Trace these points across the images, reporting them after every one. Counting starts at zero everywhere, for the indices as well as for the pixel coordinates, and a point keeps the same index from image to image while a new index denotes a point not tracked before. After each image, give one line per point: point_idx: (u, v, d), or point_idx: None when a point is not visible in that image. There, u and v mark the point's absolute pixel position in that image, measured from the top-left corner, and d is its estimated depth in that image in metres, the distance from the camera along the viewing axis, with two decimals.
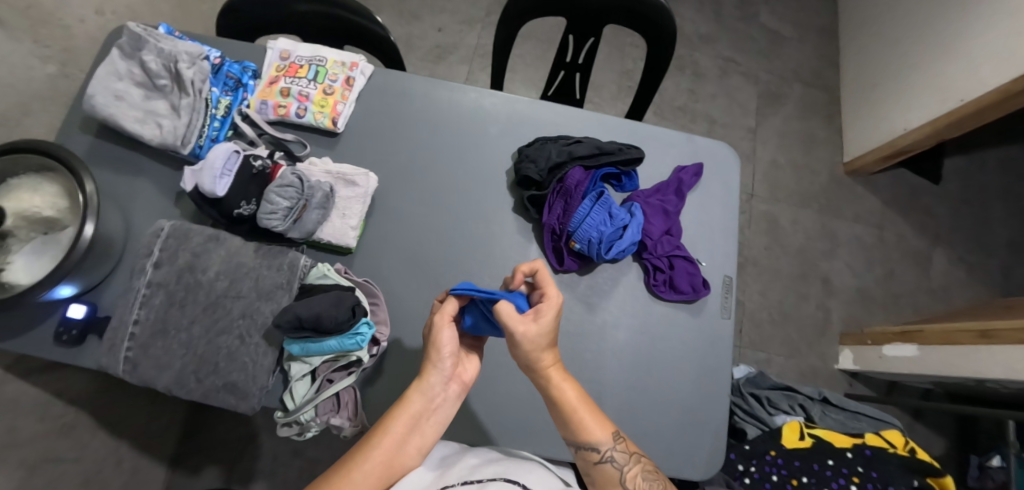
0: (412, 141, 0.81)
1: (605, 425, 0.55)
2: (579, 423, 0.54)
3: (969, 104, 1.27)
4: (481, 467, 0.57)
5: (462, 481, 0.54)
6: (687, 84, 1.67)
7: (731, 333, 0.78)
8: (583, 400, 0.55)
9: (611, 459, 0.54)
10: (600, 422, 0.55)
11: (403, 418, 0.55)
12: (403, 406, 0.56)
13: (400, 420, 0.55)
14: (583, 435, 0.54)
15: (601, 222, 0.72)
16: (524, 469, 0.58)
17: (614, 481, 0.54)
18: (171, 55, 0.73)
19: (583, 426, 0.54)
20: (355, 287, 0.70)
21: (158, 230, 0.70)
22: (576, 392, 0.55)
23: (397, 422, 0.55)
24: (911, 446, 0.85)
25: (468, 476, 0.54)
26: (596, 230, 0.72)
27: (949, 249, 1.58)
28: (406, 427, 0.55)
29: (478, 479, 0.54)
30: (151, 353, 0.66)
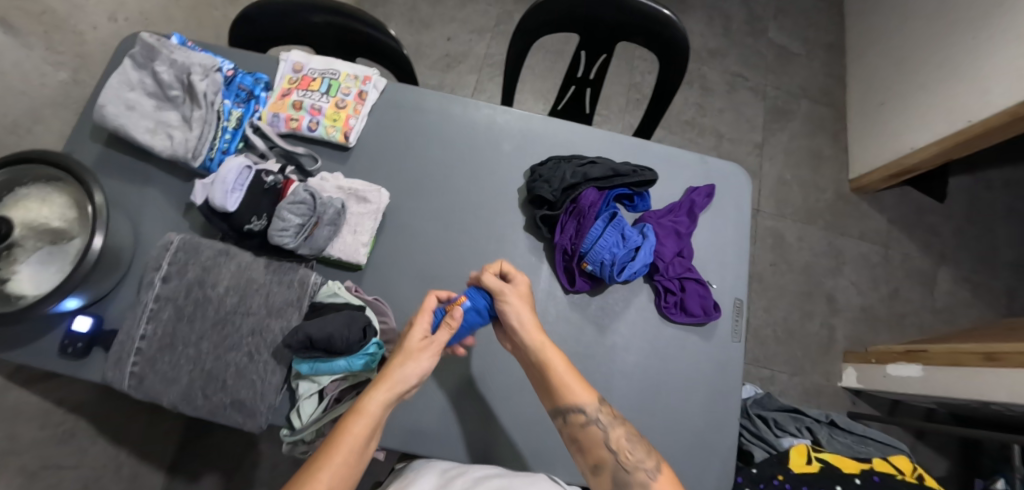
0: (424, 157, 0.80)
1: (587, 389, 0.63)
2: (565, 388, 0.62)
3: (976, 125, 1.28)
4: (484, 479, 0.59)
5: None
6: (694, 99, 1.67)
7: (740, 357, 0.77)
8: (566, 367, 0.63)
9: (596, 420, 0.62)
10: (585, 388, 0.63)
11: (362, 426, 0.56)
12: (360, 411, 0.57)
13: (361, 425, 0.56)
14: (570, 398, 0.61)
15: (614, 243, 0.72)
16: (528, 480, 0.61)
17: (598, 442, 0.61)
18: (183, 66, 0.74)
19: (567, 392, 0.62)
20: (366, 305, 0.69)
21: (167, 243, 0.69)
22: (561, 365, 0.63)
23: (356, 431, 0.56)
24: (919, 473, 0.85)
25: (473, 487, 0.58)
26: (608, 252, 0.71)
27: (954, 269, 1.58)
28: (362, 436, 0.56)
29: None
30: (159, 367, 0.66)
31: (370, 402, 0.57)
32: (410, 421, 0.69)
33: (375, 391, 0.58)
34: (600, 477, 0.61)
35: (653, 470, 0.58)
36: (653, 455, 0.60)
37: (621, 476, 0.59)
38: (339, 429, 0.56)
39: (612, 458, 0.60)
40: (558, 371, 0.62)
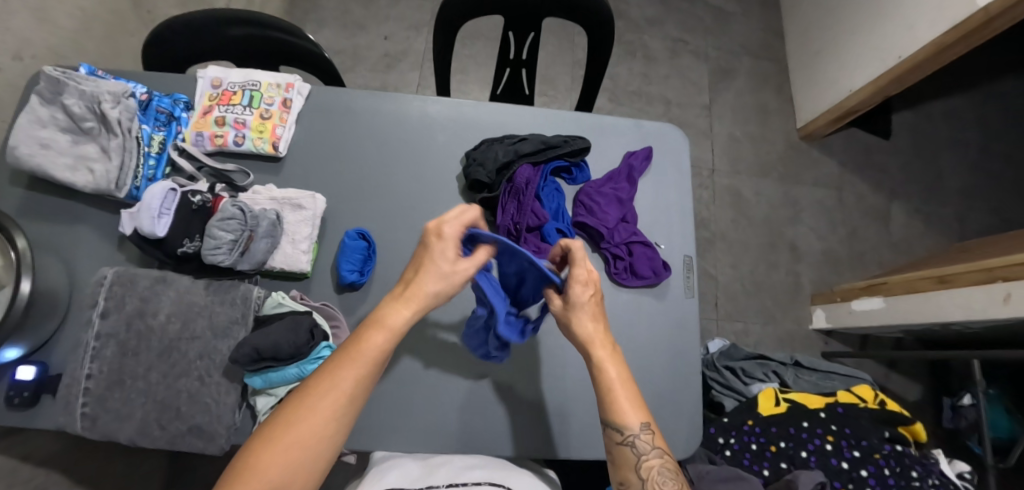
0: (359, 157, 0.80)
1: (641, 410, 0.55)
2: (613, 399, 0.54)
3: (906, 60, 1.32)
4: (468, 469, 0.60)
5: (449, 483, 0.58)
6: (639, 69, 1.69)
7: (696, 312, 0.79)
8: (620, 374, 0.55)
9: (632, 445, 0.53)
10: (636, 406, 0.55)
11: (372, 348, 0.48)
12: (371, 329, 0.49)
13: (373, 351, 0.48)
14: (615, 413, 0.54)
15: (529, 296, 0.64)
16: (510, 470, 0.62)
17: (628, 464, 0.54)
18: (92, 96, 0.71)
19: (614, 404, 0.54)
20: (313, 311, 0.69)
21: (101, 278, 0.67)
22: (615, 370, 0.55)
23: (361, 359, 0.48)
24: (880, 398, 0.89)
25: (454, 478, 0.58)
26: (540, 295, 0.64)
27: (905, 203, 1.64)
28: (367, 372, 0.48)
29: (464, 481, 0.58)
30: (110, 405, 0.64)
31: (384, 321, 0.49)
32: (375, 420, 0.69)
33: (391, 305, 0.50)
34: None
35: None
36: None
37: None
38: (337, 358, 0.48)
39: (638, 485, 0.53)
40: (612, 382, 0.55)
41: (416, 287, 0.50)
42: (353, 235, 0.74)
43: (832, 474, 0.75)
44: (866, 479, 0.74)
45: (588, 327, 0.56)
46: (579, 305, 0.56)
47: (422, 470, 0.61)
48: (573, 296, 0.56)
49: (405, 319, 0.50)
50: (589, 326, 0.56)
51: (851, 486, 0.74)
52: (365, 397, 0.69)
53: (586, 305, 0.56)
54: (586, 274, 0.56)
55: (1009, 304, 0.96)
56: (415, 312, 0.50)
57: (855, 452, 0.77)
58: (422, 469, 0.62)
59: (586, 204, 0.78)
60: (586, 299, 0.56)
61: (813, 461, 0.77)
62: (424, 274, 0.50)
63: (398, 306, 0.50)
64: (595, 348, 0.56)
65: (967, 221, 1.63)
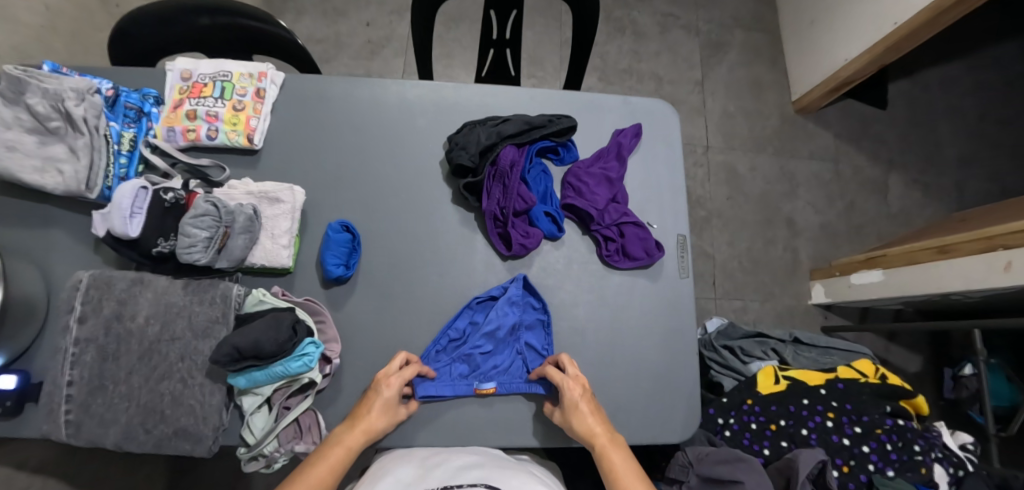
0: (338, 146, 0.77)
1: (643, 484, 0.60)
2: (615, 478, 0.60)
3: (903, 26, 1.28)
4: (462, 471, 0.58)
5: (442, 486, 0.56)
6: (629, 46, 1.65)
7: (691, 292, 0.77)
8: (621, 458, 0.61)
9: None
10: (636, 482, 0.60)
11: (330, 466, 0.59)
12: (331, 451, 0.60)
13: (330, 466, 0.59)
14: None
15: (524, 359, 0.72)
16: (509, 473, 0.59)
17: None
18: (55, 93, 0.67)
19: (618, 485, 0.59)
20: (296, 306, 0.67)
21: (76, 282, 0.64)
22: (617, 455, 0.61)
23: (322, 469, 0.58)
24: (881, 373, 0.88)
25: (449, 481, 0.56)
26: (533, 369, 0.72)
27: (903, 173, 1.62)
28: (329, 482, 0.58)
29: (457, 483, 0.55)
30: (93, 411, 0.62)
31: (342, 442, 0.60)
32: None
33: (346, 431, 0.61)
34: None
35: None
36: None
37: None
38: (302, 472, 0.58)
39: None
40: (614, 464, 0.61)
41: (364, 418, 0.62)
42: (338, 227, 0.71)
43: (833, 451, 0.74)
44: (868, 455, 0.74)
45: (590, 424, 0.63)
46: (574, 414, 0.63)
47: (418, 473, 0.59)
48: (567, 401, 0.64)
49: (358, 441, 0.61)
50: (586, 427, 0.63)
51: (853, 462, 0.73)
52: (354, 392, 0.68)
53: (581, 409, 0.64)
54: (576, 386, 0.65)
55: (1010, 272, 0.94)
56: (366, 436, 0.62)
57: (856, 428, 0.76)
58: (418, 472, 0.59)
59: (575, 185, 0.76)
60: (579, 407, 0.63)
61: (813, 439, 0.76)
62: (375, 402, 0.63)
63: (349, 431, 0.61)
64: (594, 439, 0.62)
65: (966, 189, 1.61)
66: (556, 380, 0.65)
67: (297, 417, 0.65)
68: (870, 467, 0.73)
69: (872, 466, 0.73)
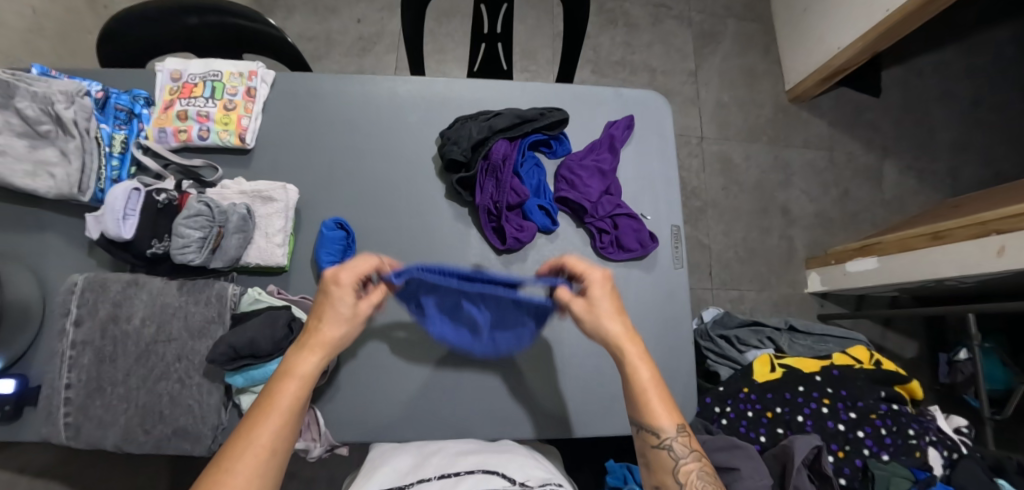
0: (331, 144, 0.77)
1: (672, 412, 0.55)
2: (645, 399, 0.55)
3: (894, 14, 1.28)
4: (460, 458, 0.58)
5: (440, 474, 0.56)
6: (622, 37, 1.64)
7: (685, 283, 0.77)
8: (650, 375, 0.56)
9: (669, 447, 0.54)
10: (666, 408, 0.55)
11: (291, 399, 0.50)
12: (286, 377, 0.51)
13: (282, 405, 0.49)
14: (649, 415, 0.55)
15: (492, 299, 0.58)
16: (506, 457, 0.60)
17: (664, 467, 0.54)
18: (44, 97, 0.67)
19: (646, 403, 0.55)
20: (291, 305, 0.67)
21: (71, 285, 0.65)
22: (647, 371, 0.56)
23: (279, 409, 0.49)
24: (876, 359, 0.88)
25: (445, 469, 0.56)
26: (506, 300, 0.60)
27: (897, 160, 1.62)
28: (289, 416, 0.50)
29: (455, 471, 0.56)
30: (92, 413, 0.63)
31: (294, 370, 0.51)
32: (363, 410, 0.68)
33: (303, 353, 0.52)
34: None
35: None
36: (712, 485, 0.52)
37: None
38: (266, 404, 0.49)
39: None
40: (643, 381, 0.55)
41: (319, 334, 0.53)
42: (331, 225, 0.71)
43: (828, 437, 0.75)
44: (862, 439, 0.74)
45: (614, 328, 0.57)
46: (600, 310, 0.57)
47: (414, 464, 0.59)
48: (592, 298, 0.57)
49: (315, 365, 0.52)
50: (614, 329, 0.57)
51: (848, 447, 0.74)
52: (353, 388, 0.68)
53: (605, 311, 0.57)
54: (598, 283, 0.58)
55: (1003, 256, 0.95)
56: (323, 356, 0.53)
57: (851, 414, 0.77)
58: (414, 462, 0.60)
59: (568, 178, 0.76)
60: (603, 307, 0.57)
61: (809, 425, 0.76)
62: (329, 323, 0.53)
63: (304, 354, 0.52)
64: (622, 345, 0.56)
65: (959, 175, 1.61)
66: (580, 268, 0.59)
67: None
68: (866, 452, 0.73)
69: (867, 451, 0.73)
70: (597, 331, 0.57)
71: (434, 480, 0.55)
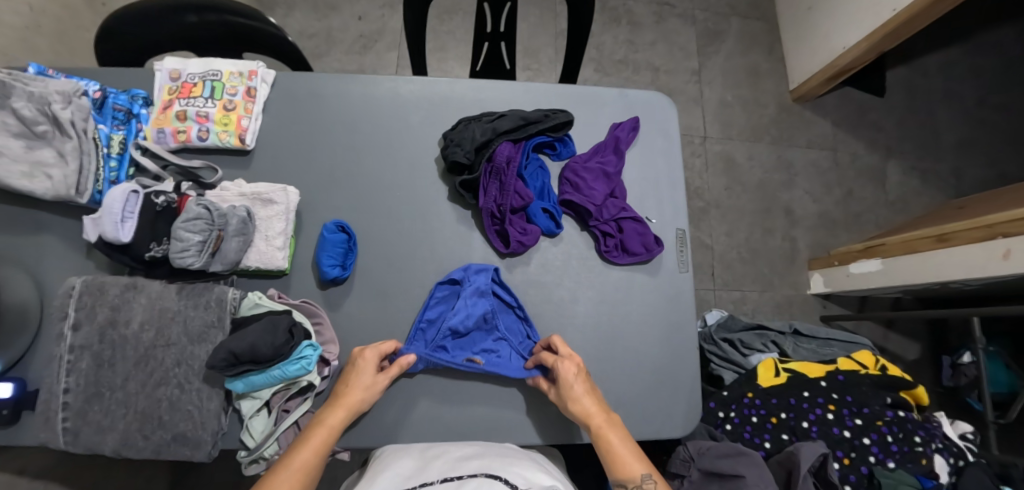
0: (332, 145, 0.76)
1: (642, 459, 0.59)
2: (615, 454, 0.59)
3: (900, 14, 1.26)
4: (463, 461, 0.57)
5: (443, 477, 0.55)
6: (625, 36, 1.63)
7: (691, 287, 0.77)
8: (619, 436, 0.61)
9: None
10: (635, 457, 0.59)
11: (315, 448, 0.58)
12: (314, 431, 0.59)
13: (314, 448, 0.58)
14: (617, 465, 0.59)
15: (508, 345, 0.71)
16: (509, 461, 0.59)
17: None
18: (41, 97, 0.66)
19: (617, 460, 0.59)
20: (292, 309, 0.67)
21: (69, 289, 0.64)
22: (615, 435, 0.61)
23: (308, 455, 0.57)
24: (882, 364, 0.87)
25: (448, 473, 0.55)
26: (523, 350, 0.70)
27: (901, 161, 1.61)
28: (312, 467, 0.56)
29: (458, 475, 0.55)
30: (90, 418, 0.62)
31: (325, 422, 0.60)
32: (366, 415, 0.67)
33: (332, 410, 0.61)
34: None
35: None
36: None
37: None
38: (287, 457, 0.56)
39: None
40: (610, 436, 0.60)
41: (347, 395, 0.62)
42: (333, 228, 0.70)
43: (834, 443, 0.74)
44: (869, 446, 0.74)
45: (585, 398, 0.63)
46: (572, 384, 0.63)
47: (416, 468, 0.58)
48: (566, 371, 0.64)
49: (342, 419, 0.61)
50: (578, 401, 0.62)
51: (854, 454, 0.74)
52: None
53: (576, 385, 0.63)
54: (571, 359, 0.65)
55: (1009, 260, 0.94)
56: (349, 412, 0.62)
57: (857, 420, 0.76)
58: (416, 466, 0.59)
59: (572, 180, 0.75)
60: (575, 378, 0.64)
61: (814, 431, 0.76)
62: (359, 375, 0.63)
63: (333, 410, 0.61)
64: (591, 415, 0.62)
65: (964, 176, 1.60)
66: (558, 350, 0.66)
67: (296, 419, 0.65)
68: (872, 459, 0.73)
69: (873, 458, 0.73)
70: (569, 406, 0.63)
71: (437, 483, 0.54)
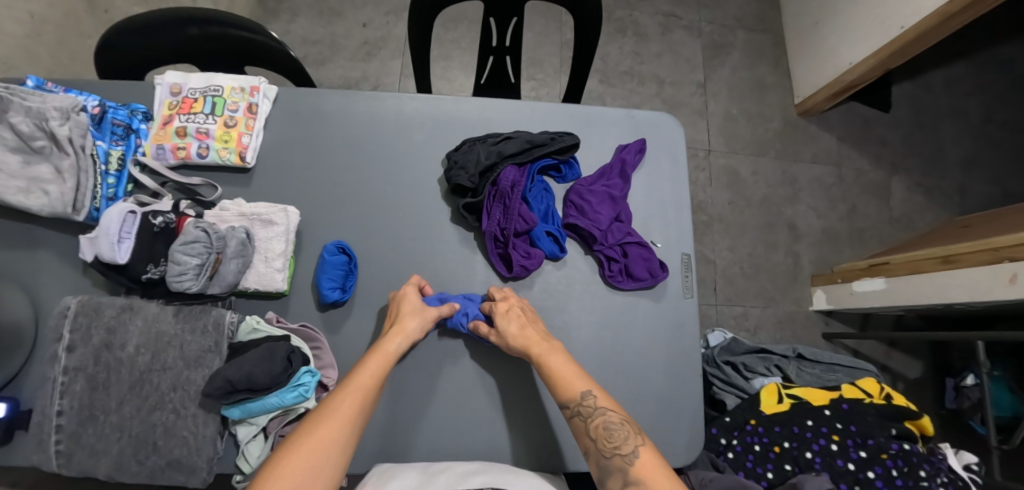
0: (334, 163, 0.75)
1: (575, 382, 0.61)
2: (556, 379, 0.61)
3: (909, 31, 1.25)
4: (469, 475, 0.58)
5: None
6: (630, 47, 1.62)
7: (695, 313, 0.76)
8: (555, 362, 0.62)
9: (579, 413, 0.60)
10: (575, 379, 0.61)
11: (374, 368, 0.60)
12: (374, 354, 0.61)
13: (376, 369, 0.60)
14: (558, 389, 0.61)
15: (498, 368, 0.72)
16: (512, 474, 0.60)
17: (581, 432, 0.59)
18: (38, 112, 0.65)
19: (558, 385, 0.61)
20: (291, 334, 0.65)
21: (65, 309, 0.63)
22: (551, 358, 0.62)
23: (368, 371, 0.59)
24: (886, 392, 0.87)
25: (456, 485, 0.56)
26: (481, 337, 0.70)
27: (906, 177, 1.60)
28: (375, 381, 0.59)
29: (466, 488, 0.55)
30: (84, 442, 0.61)
31: (382, 348, 0.62)
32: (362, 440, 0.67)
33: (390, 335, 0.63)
34: (589, 461, 0.59)
35: (631, 457, 0.56)
36: (636, 441, 0.57)
37: (603, 462, 0.57)
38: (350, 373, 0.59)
39: (594, 448, 0.58)
40: (548, 363, 0.62)
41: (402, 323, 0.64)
42: (333, 250, 0.69)
43: (838, 476, 0.73)
44: (873, 480, 0.72)
45: (520, 339, 0.63)
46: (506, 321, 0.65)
47: (421, 479, 0.58)
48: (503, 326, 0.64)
49: (399, 345, 0.62)
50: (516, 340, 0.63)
51: (858, 487, 0.72)
52: None
53: (511, 319, 0.65)
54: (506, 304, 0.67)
55: (1015, 285, 0.93)
56: (406, 338, 0.63)
57: (861, 453, 0.75)
58: (421, 478, 0.59)
59: (577, 204, 0.74)
60: (507, 319, 0.65)
61: (818, 462, 0.74)
62: (407, 310, 0.65)
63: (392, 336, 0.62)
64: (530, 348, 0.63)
65: (969, 193, 1.59)
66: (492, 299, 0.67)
67: None
68: None
69: None
70: (509, 343, 0.64)
71: None
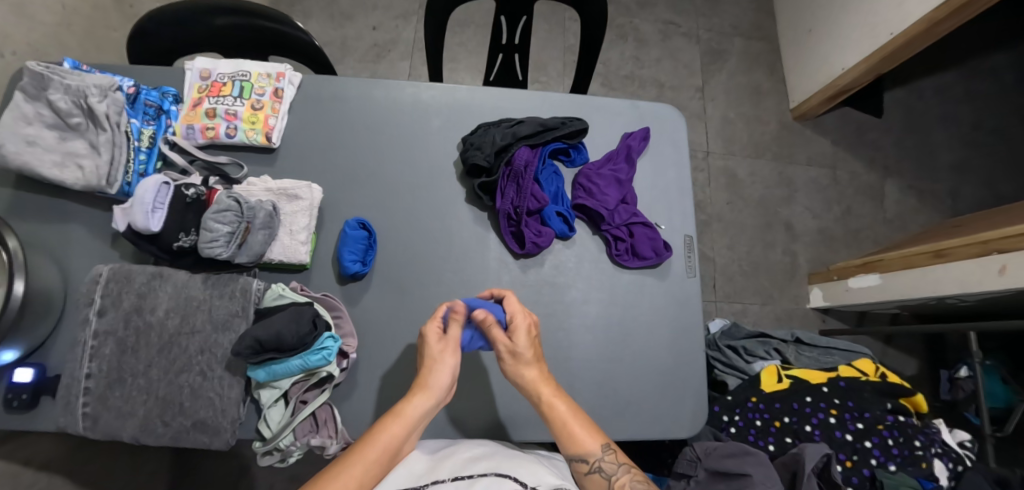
0: (355, 146, 0.79)
1: (594, 434, 0.59)
2: (567, 431, 0.58)
3: (898, 37, 1.31)
4: (475, 461, 0.55)
5: (453, 477, 0.53)
6: (631, 52, 1.68)
7: (698, 292, 0.79)
8: (569, 410, 0.59)
9: (601, 469, 0.57)
10: (590, 432, 0.59)
11: (390, 433, 0.55)
12: (394, 417, 0.56)
13: (391, 436, 0.55)
14: (575, 444, 0.58)
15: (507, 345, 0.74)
16: (519, 462, 0.56)
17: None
18: (78, 90, 0.68)
19: (573, 436, 0.58)
20: (314, 301, 0.69)
21: (96, 276, 0.65)
22: (564, 404, 0.60)
23: (383, 441, 0.54)
24: (881, 372, 0.91)
25: (459, 471, 0.53)
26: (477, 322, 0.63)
27: (899, 180, 1.66)
28: (384, 459, 0.54)
29: (469, 474, 0.53)
30: (111, 404, 0.63)
31: (403, 411, 0.57)
32: (379, 408, 0.69)
33: (415, 397, 0.58)
34: None
35: None
36: None
37: None
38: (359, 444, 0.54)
39: None
40: (559, 414, 0.59)
41: (430, 377, 0.59)
42: (354, 225, 0.73)
43: (837, 446, 0.78)
44: (870, 449, 0.77)
45: (528, 372, 0.60)
46: (520, 351, 0.60)
47: (428, 466, 0.57)
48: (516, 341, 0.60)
49: (420, 405, 0.58)
50: (528, 370, 0.60)
51: (856, 457, 0.77)
52: (369, 390, 0.69)
53: (525, 352, 0.60)
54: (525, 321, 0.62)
55: (1005, 274, 0.97)
56: (426, 400, 0.58)
57: (859, 424, 0.80)
58: (428, 465, 0.57)
59: (585, 186, 0.78)
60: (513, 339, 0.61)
61: (817, 434, 0.79)
62: (439, 372, 0.59)
63: (417, 398, 0.58)
64: (538, 389, 0.60)
65: (960, 196, 1.65)
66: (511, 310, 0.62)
67: (313, 411, 0.65)
68: (874, 462, 0.77)
69: (875, 461, 0.77)
70: (517, 373, 0.61)
71: (447, 482, 0.52)
